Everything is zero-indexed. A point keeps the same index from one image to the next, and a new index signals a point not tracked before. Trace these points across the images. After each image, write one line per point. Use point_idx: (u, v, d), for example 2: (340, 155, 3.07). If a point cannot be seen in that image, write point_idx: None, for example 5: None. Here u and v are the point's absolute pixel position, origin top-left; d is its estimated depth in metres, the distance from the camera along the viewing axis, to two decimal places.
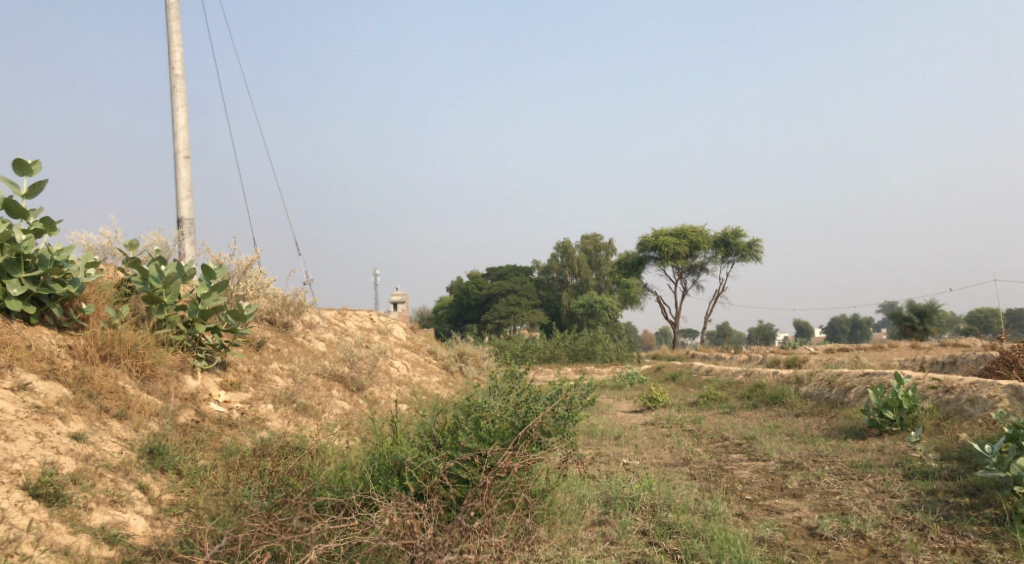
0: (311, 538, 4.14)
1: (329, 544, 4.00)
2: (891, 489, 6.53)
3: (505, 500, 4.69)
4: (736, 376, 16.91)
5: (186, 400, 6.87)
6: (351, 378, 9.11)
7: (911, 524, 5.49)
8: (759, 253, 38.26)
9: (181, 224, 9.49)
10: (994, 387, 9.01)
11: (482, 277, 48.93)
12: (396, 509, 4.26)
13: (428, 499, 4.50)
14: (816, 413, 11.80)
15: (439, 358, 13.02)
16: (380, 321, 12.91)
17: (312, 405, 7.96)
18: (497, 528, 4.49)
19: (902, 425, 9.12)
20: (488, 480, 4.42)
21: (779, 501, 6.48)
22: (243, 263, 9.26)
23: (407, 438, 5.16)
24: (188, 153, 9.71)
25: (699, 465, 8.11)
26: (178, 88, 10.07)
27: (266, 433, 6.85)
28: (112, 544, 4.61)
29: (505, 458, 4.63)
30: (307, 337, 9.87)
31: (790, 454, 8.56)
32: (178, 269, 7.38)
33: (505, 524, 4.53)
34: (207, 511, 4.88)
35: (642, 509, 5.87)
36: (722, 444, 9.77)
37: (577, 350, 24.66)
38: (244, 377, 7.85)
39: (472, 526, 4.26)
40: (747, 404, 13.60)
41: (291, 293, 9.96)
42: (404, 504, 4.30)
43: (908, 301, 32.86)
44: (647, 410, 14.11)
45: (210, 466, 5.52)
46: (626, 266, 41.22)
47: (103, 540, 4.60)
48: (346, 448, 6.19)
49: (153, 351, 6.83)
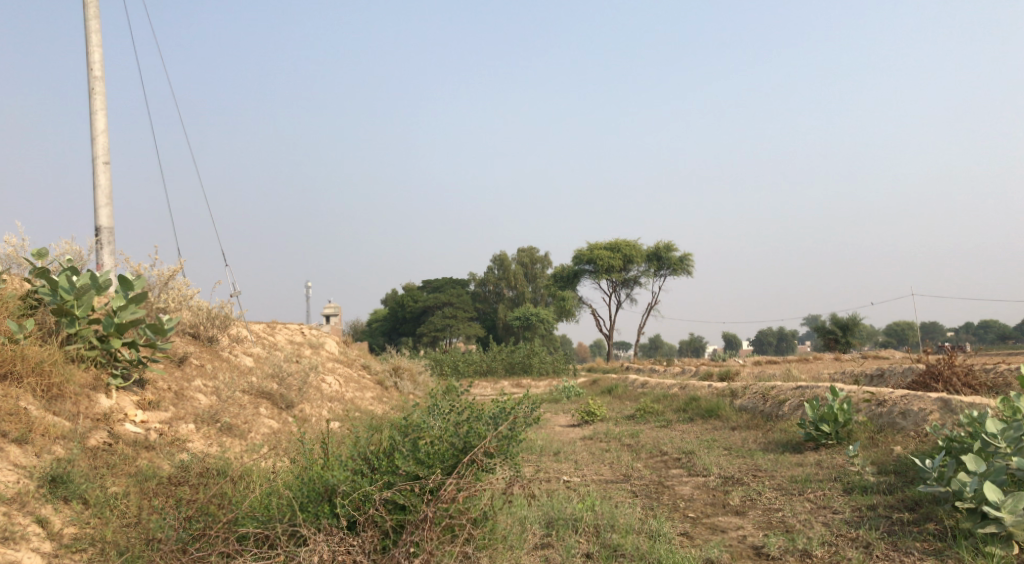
0: None
1: None
2: (832, 504, 6.47)
3: (445, 530, 4.43)
4: (672, 388, 16.95)
5: (98, 421, 6.39)
6: (280, 395, 8.69)
7: (856, 542, 5.41)
8: (691, 267, 38.83)
9: (98, 233, 8.93)
10: (924, 399, 9.12)
11: (417, 290, 48.39)
12: (328, 546, 3.95)
13: (363, 533, 4.19)
14: (752, 426, 11.84)
15: (373, 373, 12.62)
16: (312, 335, 12.47)
17: (237, 424, 7.53)
18: (438, 560, 4.22)
19: (838, 438, 9.17)
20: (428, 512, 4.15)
21: (722, 519, 6.36)
22: (165, 274, 8.76)
23: (338, 462, 4.82)
24: (107, 159, 9.16)
25: (639, 482, 7.96)
26: (97, 91, 9.51)
27: (186, 455, 6.43)
28: None
29: (447, 488, 4.37)
30: (233, 352, 9.40)
31: (729, 468, 8.50)
32: (91, 280, 6.90)
33: (447, 555, 4.26)
34: (115, 546, 4.45)
35: (585, 530, 5.67)
36: (661, 458, 9.67)
37: (513, 363, 24.41)
38: (164, 395, 7.38)
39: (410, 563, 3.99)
40: (684, 417, 13.60)
41: (217, 306, 9.48)
42: (335, 539, 3.99)
43: (831, 314, 33.73)
44: (585, 423, 13.98)
45: (120, 494, 5.09)
46: (562, 279, 41.33)
47: None
48: (272, 470, 5.83)
49: (60, 369, 6.38)
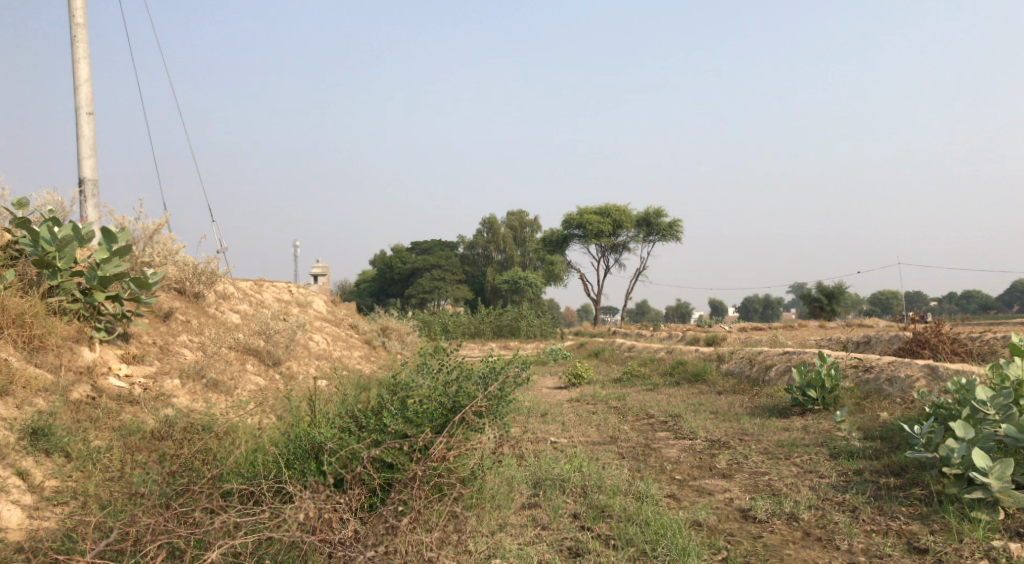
0: (214, 533, 3.66)
1: (236, 539, 3.56)
2: (818, 468, 6.49)
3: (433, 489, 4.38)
4: (658, 353, 17.00)
5: (82, 374, 6.32)
6: (267, 352, 8.62)
7: (842, 506, 5.42)
8: (680, 233, 38.75)
9: (82, 184, 8.75)
10: (911, 366, 9.16)
11: (406, 252, 48.22)
12: (314, 502, 3.88)
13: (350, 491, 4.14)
14: (737, 391, 11.90)
15: (361, 333, 12.55)
16: (300, 293, 12.38)
17: (223, 381, 7.46)
18: (425, 519, 4.17)
19: (824, 404, 9.19)
20: (417, 471, 4.08)
21: (709, 481, 6.37)
22: (149, 228, 8.61)
23: (325, 419, 4.77)
24: (91, 109, 8.95)
25: (626, 444, 7.97)
26: (80, 39, 9.25)
27: (171, 410, 6.36)
28: None
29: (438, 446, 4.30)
30: (220, 308, 9.32)
31: (716, 432, 8.52)
32: (73, 232, 6.76)
33: (435, 515, 4.21)
34: (97, 500, 4.40)
35: (573, 491, 5.67)
36: (647, 421, 9.68)
37: (501, 326, 24.40)
38: (148, 350, 7.30)
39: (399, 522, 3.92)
40: (670, 381, 13.65)
41: (203, 261, 9.34)
42: (322, 496, 3.90)
43: (817, 282, 33.85)
44: (571, 386, 14.01)
45: (104, 448, 5.02)
46: (551, 243, 41.18)
47: None
48: (258, 427, 5.77)
49: (43, 321, 6.30)
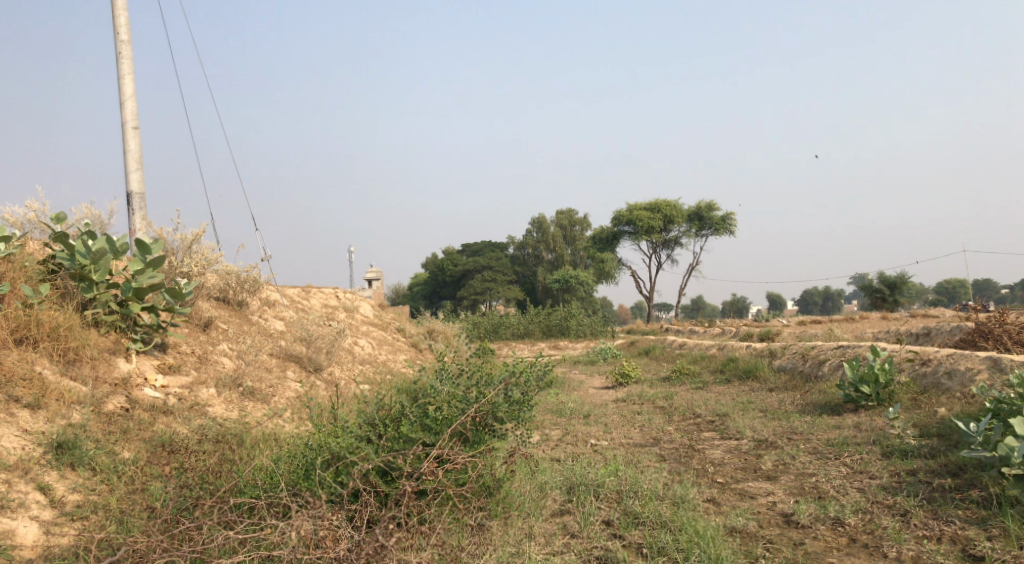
0: (215, 550, 3.75)
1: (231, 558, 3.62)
2: (869, 469, 6.17)
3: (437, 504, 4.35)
4: (709, 350, 16.62)
5: (117, 386, 6.35)
6: (308, 358, 8.59)
7: (892, 510, 5.12)
8: (733, 227, 38.01)
9: (129, 198, 8.85)
10: (972, 358, 8.71)
11: (457, 254, 48.32)
12: (311, 520, 3.89)
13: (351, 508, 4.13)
14: (790, 387, 11.51)
15: (407, 336, 12.50)
16: (346, 298, 12.40)
17: (260, 388, 7.44)
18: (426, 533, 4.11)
19: (879, 400, 8.80)
20: (407, 487, 4.06)
21: (752, 484, 6.11)
22: (188, 238, 8.54)
23: (347, 426, 4.75)
24: (136, 124, 9.05)
25: (669, 445, 7.73)
26: (124, 55, 9.37)
27: (204, 420, 6.36)
28: None
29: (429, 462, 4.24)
30: (263, 316, 9.37)
31: (763, 431, 8.22)
32: (107, 244, 6.76)
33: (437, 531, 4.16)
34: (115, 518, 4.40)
35: (607, 497, 5.48)
36: (694, 421, 9.40)
37: (551, 325, 24.16)
38: (186, 359, 7.32)
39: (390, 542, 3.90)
40: (720, 378, 13.31)
41: (246, 269, 9.34)
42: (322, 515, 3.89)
43: (878, 271, 32.83)
44: (619, 386, 13.75)
45: (129, 460, 5.03)
46: (600, 241, 40.77)
47: None
48: (287, 436, 5.72)
49: (78, 333, 6.34)
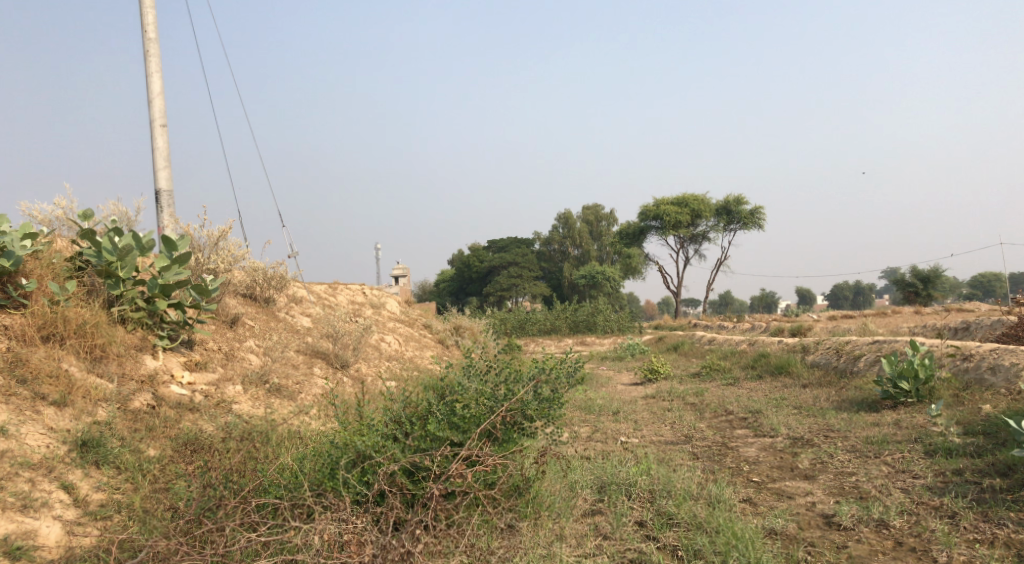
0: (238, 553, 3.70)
1: None
2: (911, 468, 5.96)
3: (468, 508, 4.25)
4: (740, 345, 16.36)
5: (144, 383, 6.30)
6: (335, 354, 8.50)
7: (940, 511, 4.91)
8: (762, 221, 37.52)
9: (157, 196, 8.82)
10: (1016, 353, 8.42)
11: (483, 250, 48.27)
12: (335, 524, 3.82)
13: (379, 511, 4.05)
14: (824, 384, 11.26)
15: (434, 333, 12.40)
16: (373, 295, 12.34)
17: (286, 385, 7.37)
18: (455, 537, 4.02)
19: (918, 396, 8.53)
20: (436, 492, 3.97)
21: (789, 484, 5.92)
22: (214, 234, 8.47)
23: (372, 424, 4.65)
24: (164, 122, 9.02)
25: (702, 443, 7.54)
26: (152, 53, 9.33)
27: (230, 417, 6.30)
28: (15, 558, 4.05)
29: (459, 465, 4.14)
30: (290, 312, 9.32)
31: (799, 429, 8.00)
32: (133, 241, 6.72)
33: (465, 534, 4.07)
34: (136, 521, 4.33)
35: (640, 497, 5.32)
36: (726, 418, 9.19)
37: (578, 321, 23.99)
38: (213, 356, 7.26)
39: (416, 548, 3.80)
40: (752, 374, 13.07)
41: (273, 266, 9.28)
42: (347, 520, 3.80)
43: (911, 266, 32.22)
44: (648, 382, 13.56)
45: (154, 458, 4.97)
46: (627, 236, 40.53)
47: (4, 553, 4.04)
48: (313, 434, 5.63)
49: (104, 330, 6.30)
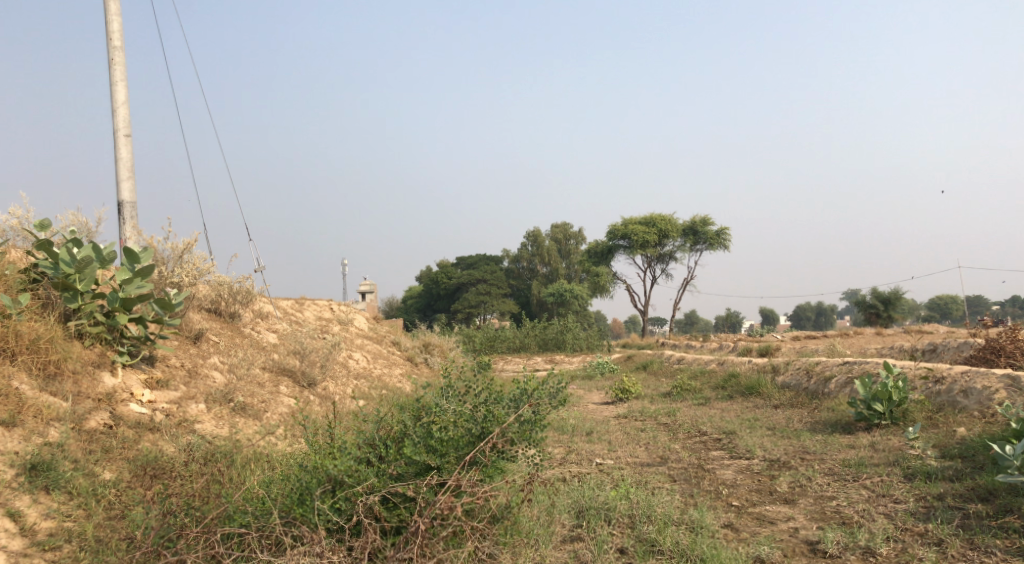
0: None
1: None
2: (892, 492, 5.87)
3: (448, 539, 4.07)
4: (709, 364, 16.32)
5: (100, 401, 6.01)
6: (302, 372, 8.23)
7: (925, 538, 4.83)
8: (728, 242, 37.84)
9: (120, 207, 8.52)
10: (988, 376, 8.43)
11: (451, 267, 48.04)
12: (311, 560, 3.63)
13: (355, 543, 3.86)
14: (796, 405, 11.22)
15: (402, 350, 12.16)
16: (341, 311, 12.07)
17: (252, 404, 7.09)
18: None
19: (892, 418, 8.49)
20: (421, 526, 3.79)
21: (770, 508, 5.80)
22: (179, 247, 8.18)
23: (343, 447, 4.45)
24: (128, 132, 8.72)
25: (678, 465, 7.41)
26: (116, 61, 9.04)
27: (193, 437, 6.03)
28: None
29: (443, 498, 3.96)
30: (256, 328, 9.04)
31: (775, 451, 7.90)
32: (93, 252, 6.43)
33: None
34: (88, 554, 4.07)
35: (619, 522, 5.16)
36: (700, 439, 9.07)
37: (546, 339, 23.86)
38: (175, 373, 6.96)
39: None
40: (722, 394, 13.01)
41: (239, 280, 9.01)
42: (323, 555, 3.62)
43: (873, 288, 32.63)
44: (619, 401, 13.43)
45: (109, 483, 4.70)
46: (594, 255, 40.69)
47: None
48: (279, 455, 5.38)
49: (59, 346, 6.00)
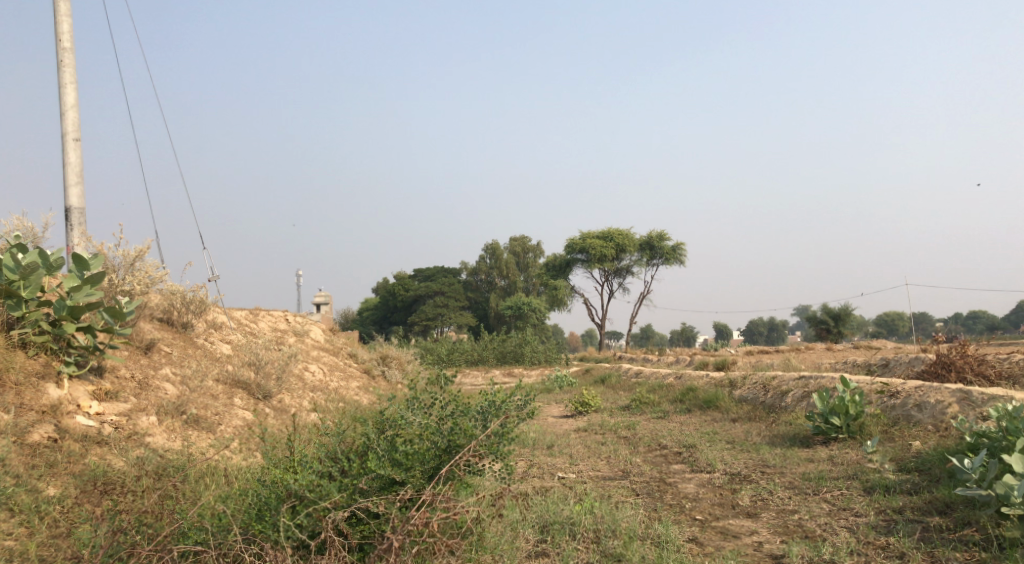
0: None
1: None
2: (852, 506, 5.90)
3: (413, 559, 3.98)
4: (666, 378, 16.41)
5: (45, 414, 5.76)
6: (257, 384, 8.02)
7: (887, 551, 4.87)
8: (683, 257, 38.24)
9: (68, 213, 8.23)
10: (941, 391, 8.56)
11: (409, 279, 47.74)
12: None
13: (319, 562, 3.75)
14: (753, 418, 11.29)
15: (360, 362, 11.97)
16: (297, 322, 11.84)
17: (205, 416, 6.87)
18: None
19: (849, 432, 8.58)
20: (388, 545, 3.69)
21: (733, 522, 5.79)
22: (130, 254, 7.93)
23: (304, 461, 4.31)
24: (78, 135, 8.45)
25: (639, 479, 7.37)
26: (66, 62, 8.76)
27: (143, 451, 5.81)
28: None
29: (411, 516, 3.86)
30: (210, 339, 8.80)
31: (735, 464, 7.92)
32: (39, 258, 6.19)
33: None
34: None
35: (584, 536, 5.09)
36: (660, 453, 9.06)
37: (505, 352, 23.77)
38: (125, 385, 6.72)
39: None
40: (680, 408, 13.06)
41: (192, 289, 8.76)
42: None
43: (824, 304, 33.23)
44: (578, 415, 13.39)
45: (54, 499, 4.48)
46: (552, 269, 40.78)
47: None
48: (235, 470, 5.20)
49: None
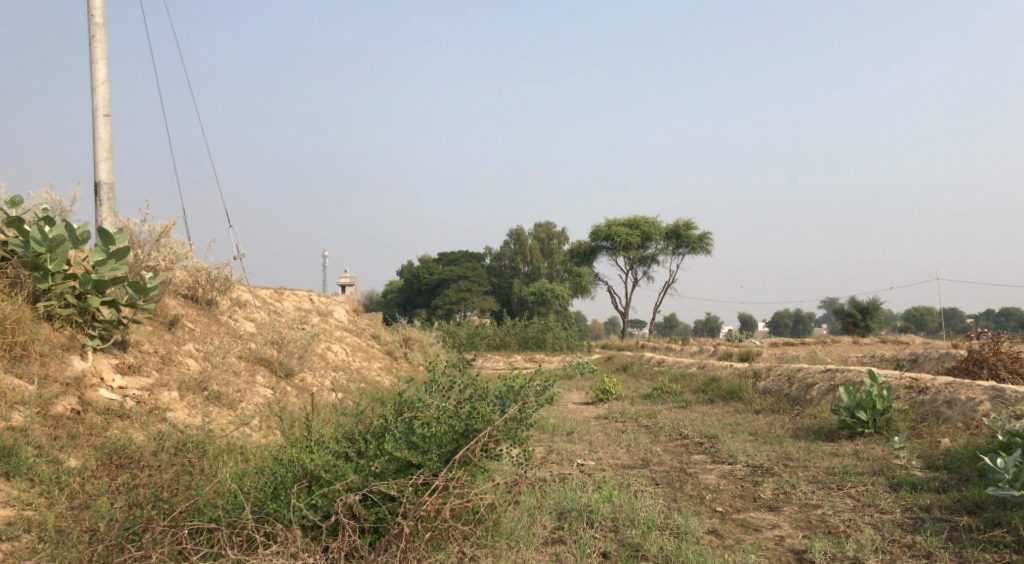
0: None
1: None
2: (878, 502, 5.78)
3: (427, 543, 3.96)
4: (689, 368, 16.26)
5: (69, 386, 5.79)
6: (279, 362, 8.03)
7: (913, 550, 4.77)
8: (710, 246, 37.89)
9: (98, 188, 8.26)
10: (972, 388, 8.37)
11: (434, 262, 47.81)
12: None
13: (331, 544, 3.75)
14: (777, 411, 11.15)
15: (382, 343, 11.96)
16: (320, 302, 11.85)
17: (226, 393, 6.88)
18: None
19: (876, 427, 8.42)
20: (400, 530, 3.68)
21: (755, 515, 5.69)
22: (156, 230, 7.94)
23: (322, 440, 4.29)
24: (108, 111, 8.46)
25: (660, 468, 7.29)
26: (98, 38, 8.77)
27: (164, 425, 5.83)
28: None
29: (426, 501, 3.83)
30: (234, 317, 8.82)
31: (757, 456, 7.80)
32: (66, 231, 6.22)
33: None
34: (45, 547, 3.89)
35: (602, 525, 5.03)
36: (681, 442, 8.96)
37: (527, 337, 23.70)
38: (148, 359, 6.75)
39: None
40: (703, 398, 12.93)
41: (217, 266, 8.77)
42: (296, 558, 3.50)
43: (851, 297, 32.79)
44: (599, 402, 13.30)
45: (74, 471, 4.51)
46: (577, 255, 40.60)
47: None
48: (253, 448, 5.19)
49: (27, 327, 5.81)
